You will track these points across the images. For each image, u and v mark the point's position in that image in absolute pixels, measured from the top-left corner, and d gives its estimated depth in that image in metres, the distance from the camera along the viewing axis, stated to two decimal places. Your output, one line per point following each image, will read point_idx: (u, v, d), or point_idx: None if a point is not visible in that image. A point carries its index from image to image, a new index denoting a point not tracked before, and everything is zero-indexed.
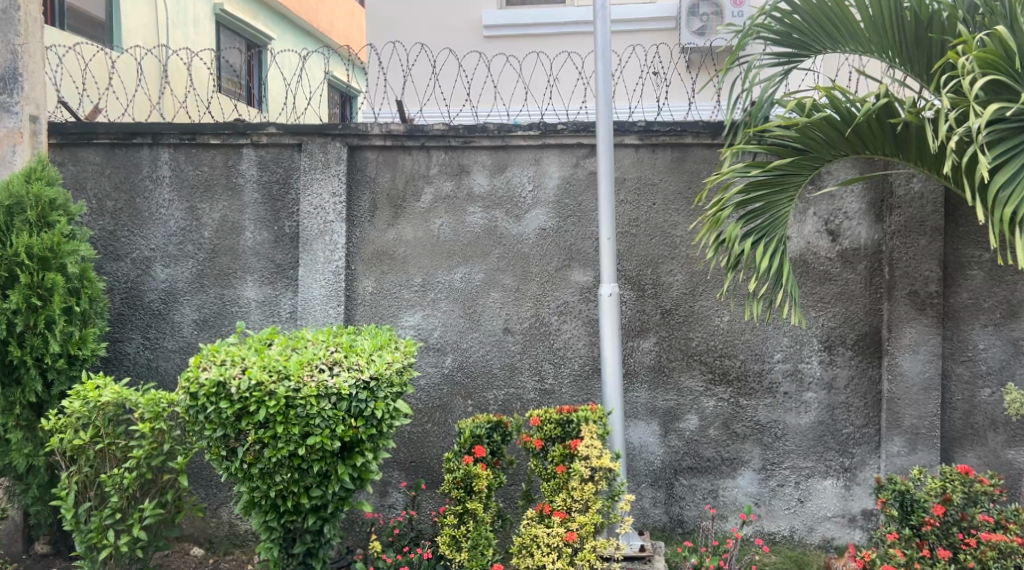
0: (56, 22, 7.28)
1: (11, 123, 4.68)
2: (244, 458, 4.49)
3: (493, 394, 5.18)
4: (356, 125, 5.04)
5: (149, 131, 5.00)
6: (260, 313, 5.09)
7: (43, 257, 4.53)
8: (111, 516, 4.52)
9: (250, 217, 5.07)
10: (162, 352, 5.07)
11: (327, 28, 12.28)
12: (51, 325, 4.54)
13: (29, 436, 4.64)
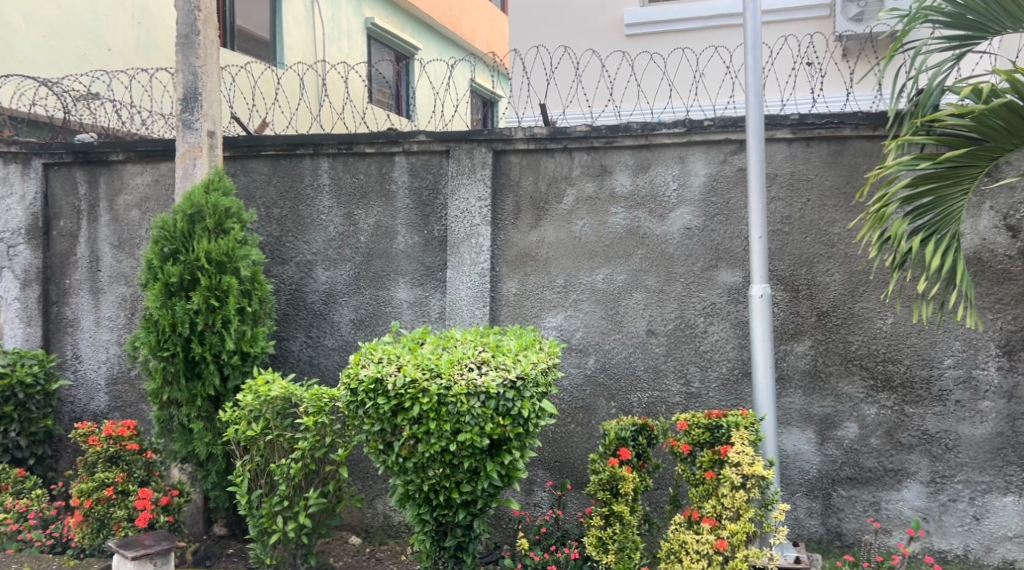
0: (228, 43, 8.57)
1: (192, 138, 5.09)
2: (400, 452, 4.68)
3: (637, 397, 5.16)
4: (501, 130, 5.15)
5: (310, 143, 5.31)
6: (411, 313, 5.30)
7: (220, 261, 4.92)
8: (279, 503, 4.85)
9: (402, 222, 5.30)
10: (323, 350, 5.37)
11: (469, 36, 12.61)
12: (227, 323, 4.92)
13: (209, 426, 5.02)
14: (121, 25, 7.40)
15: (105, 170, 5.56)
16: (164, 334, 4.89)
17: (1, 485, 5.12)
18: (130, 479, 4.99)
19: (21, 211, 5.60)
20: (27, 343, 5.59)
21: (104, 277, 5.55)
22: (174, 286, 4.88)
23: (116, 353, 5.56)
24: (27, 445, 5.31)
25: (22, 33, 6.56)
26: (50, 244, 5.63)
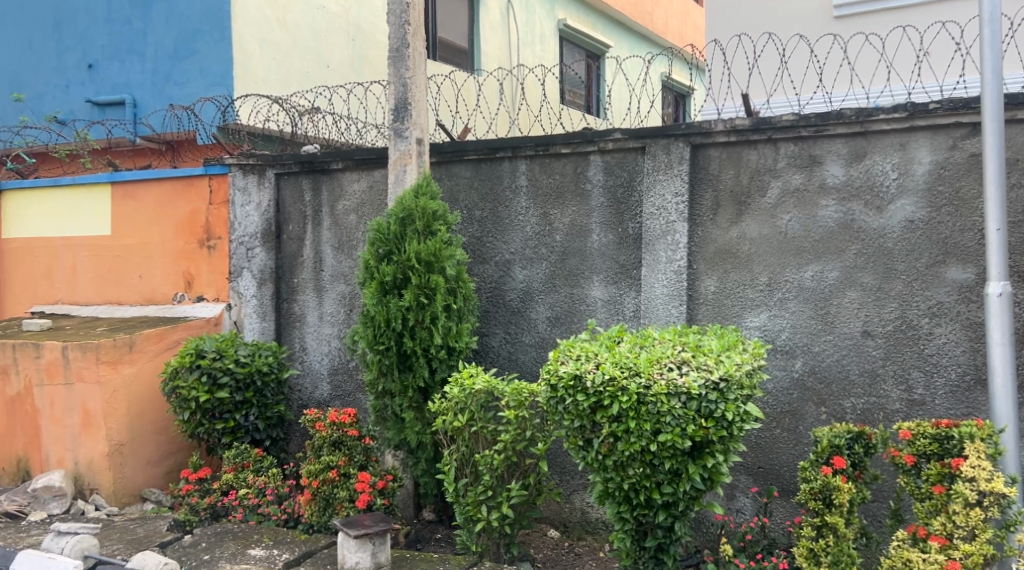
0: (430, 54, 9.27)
1: (402, 146, 5.41)
2: (600, 449, 4.64)
3: (851, 402, 4.83)
4: (701, 124, 5.01)
5: (510, 146, 5.46)
6: (606, 311, 5.32)
7: (429, 261, 5.18)
8: (483, 492, 5.02)
9: (597, 220, 5.32)
10: (521, 346, 5.52)
11: (661, 29, 12.68)
12: (435, 319, 5.16)
13: (418, 416, 5.29)
14: (338, 44, 8.48)
15: (327, 178, 6.12)
16: (379, 329, 5.21)
17: (243, 462, 5.75)
18: (351, 462, 5.41)
19: (257, 217, 6.31)
20: (263, 336, 6.34)
21: (326, 276, 6.15)
22: (389, 284, 5.20)
23: (336, 346, 6.15)
24: (264, 428, 5.94)
25: (258, 56, 7.62)
26: (281, 247, 6.32)
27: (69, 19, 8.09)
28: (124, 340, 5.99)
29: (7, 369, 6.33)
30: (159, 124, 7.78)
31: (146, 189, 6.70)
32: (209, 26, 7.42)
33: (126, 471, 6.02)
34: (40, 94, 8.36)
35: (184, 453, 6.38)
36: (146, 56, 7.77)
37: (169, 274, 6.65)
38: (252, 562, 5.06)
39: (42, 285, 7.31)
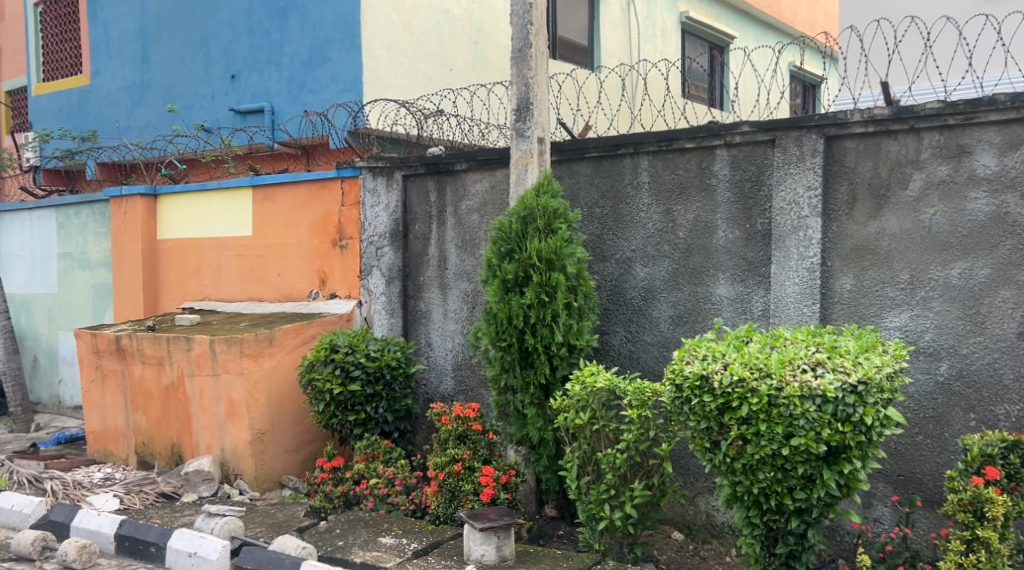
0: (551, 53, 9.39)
1: (524, 145, 5.46)
2: (728, 452, 4.47)
3: (1003, 409, 4.50)
4: (836, 114, 4.78)
5: (631, 142, 5.40)
6: (732, 310, 5.17)
7: (550, 259, 5.20)
8: (606, 491, 4.98)
9: (723, 216, 5.18)
10: (642, 344, 5.46)
11: (790, 18, 12.86)
12: (556, 317, 5.18)
13: (540, 413, 5.32)
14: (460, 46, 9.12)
15: (451, 179, 6.34)
16: (502, 326, 5.28)
17: (374, 453, 6.03)
18: (475, 456, 5.52)
19: (386, 217, 6.63)
20: (392, 331, 6.64)
21: (450, 274, 6.37)
22: (510, 282, 5.27)
23: (460, 342, 6.36)
24: (392, 420, 6.20)
25: (386, 61, 8.37)
26: (409, 246, 6.60)
27: (221, 36, 9.27)
28: (265, 335, 6.43)
29: (162, 361, 6.86)
30: (297, 128, 8.69)
31: (284, 193, 7.29)
32: (341, 35, 8.19)
33: (266, 459, 6.46)
34: (194, 104, 9.63)
35: (318, 443, 6.83)
36: (285, 65, 8.72)
37: (305, 272, 7.21)
38: (383, 549, 5.23)
39: (193, 282, 8.20)
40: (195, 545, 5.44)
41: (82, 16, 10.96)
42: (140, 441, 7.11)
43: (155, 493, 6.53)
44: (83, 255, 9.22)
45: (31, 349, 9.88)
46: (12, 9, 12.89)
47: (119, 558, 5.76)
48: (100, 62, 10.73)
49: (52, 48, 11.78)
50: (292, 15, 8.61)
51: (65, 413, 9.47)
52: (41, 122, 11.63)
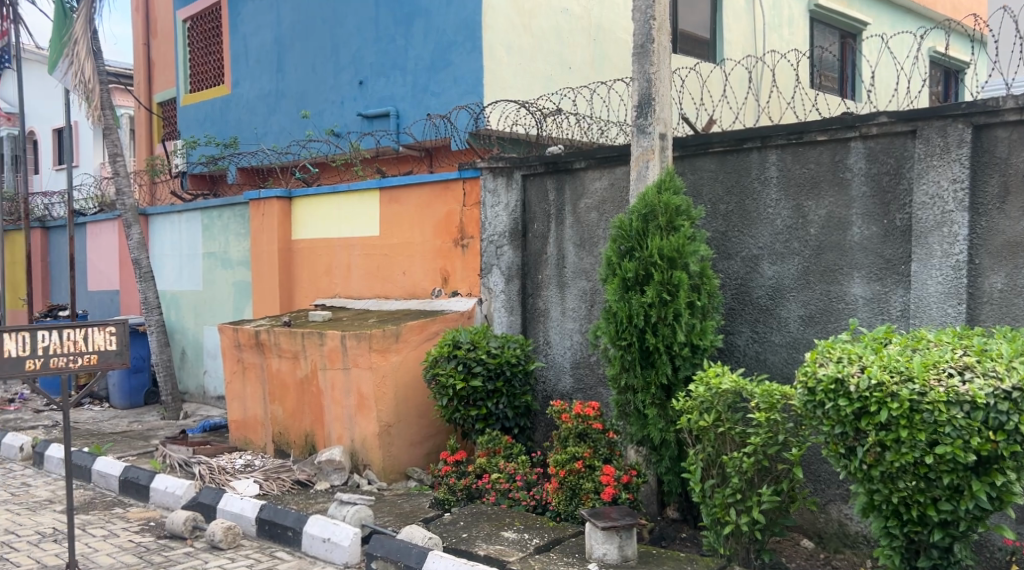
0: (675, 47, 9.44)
1: (645, 142, 5.38)
2: (864, 459, 4.15)
3: None
4: (985, 101, 4.44)
5: (758, 136, 5.22)
6: (868, 311, 4.91)
7: (671, 258, 5.10)
8: (732, 495, 4.78)
9: (858, 211, 4.93)
10: (770, 346, 5.27)
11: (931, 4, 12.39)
12: (678, 316, 5.07)
13: (662, 414, 5.23)
14: (580, 44, 9.27)
15: (570, 178, 6.36)
16: (622, 325, 5.24)
17: (495, 449, 6.12)
18: (595, 454, 5.50)
19: (505, 216, 6.75)
20: (511, 329, 6.75)
21: (569, 273, 6.39)
22: (631, 281, 5.21)
23: (578, 340, 6.36)
24: (513, 416, 6.29)
25: (506, 62, 8.54)
26: (528, 245, 6.70)
27: (349, 44, 9.80)
28: (392, 331, 6.65)
29: (297, 354, 7.21)
30: (420, 132, 9.02)
31: (410, 193, 7.64)
32: (463, 38, 8.46)
33: (394, 450, 6.68)
34: (325, 110, 10.20)
35: (441, 437, 7.03)
36: (408, 70, 9.11)
37: (429, 271, 7.54)
38: (506, 544, 5.28)
39: (325, 280, 8.65)
40: (329, 531, 5.68)
41: (224, 30, 11.78)
42: (276, 431, 7.50)
43: (291, 480, 6.86)
44: (226, 255, 9.79)
45: (180, 343, 10.59)
46: (164, 27, 13.86)
47: (259, 540, 6.08)
48: (241, 72, 11.53)
49: (197, 60, 12.61)
50: (417, 21, 8.97)
51: (209, 402, 10.10)
52: (188, 130, 12.50)
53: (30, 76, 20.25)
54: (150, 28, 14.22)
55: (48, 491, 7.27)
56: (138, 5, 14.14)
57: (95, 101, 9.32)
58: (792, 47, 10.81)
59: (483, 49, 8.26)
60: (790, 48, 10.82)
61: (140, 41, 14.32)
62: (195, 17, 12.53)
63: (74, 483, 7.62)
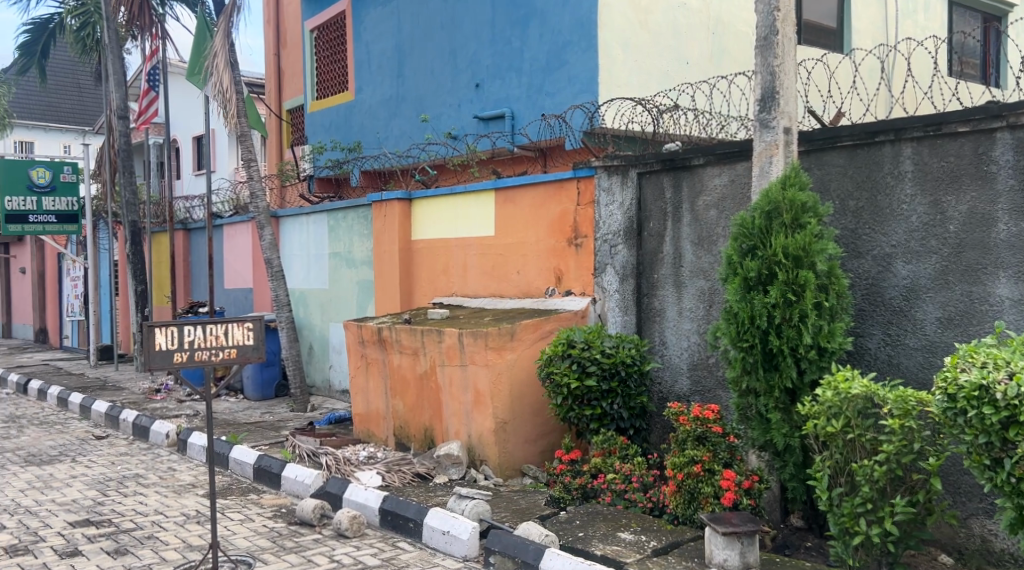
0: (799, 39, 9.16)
1: (768, 137, 5.22)
2: (1012, 471, 3.86)
3: None
4: None
5: (892, 127, 4.98)
6: (1016, 313, 4.57)
7: (797, 256, 4.92)
8: (862, 505, 4.53)
9: (1004, 207, 4.59)
10: (904, 349, 5.01)
11: None
12: (804, 317, 4.89)
13: (786, 418, 5.04)
14: (699, 39, 9.10)
15: (688, 174, 6.22)
16: (743, 326, 5.08)
17: (610, 449, 6.07)
18: (715, 459, 5.32)
19: (619, 215, 6.71)
20: (625, 329, 6.68)
21: (686, 272, 6.26)
22: (753, 280, 5.06)
23: (696, 341, 6.22)
24: (627, 417, 6.22)
25: (622, 60, 8.49)
26: (643, 244, 6.60)
27: (467, 49, 10.12)
28: (507, 329, 6.69)
29: (416, 351, 7.37)
30: (535, 132, 9.18)
31: (524, 193, 7.68)
32: (578, 38, 8.48)
33: (509, 447, 6.71)
34: (443, 113, 10.54)
35: (556, 435, 7.02)
36: (524, 71, 9.28)
37: (543, 270, 7.55)
38: (623, 545, 5.21)
39: (441, 280, 8.79)
40: (448, 523, 5.77)
41: (348, 38, 12.15)
42: (397, 424, 7.67)
43: (412, 473, 6.99)
44: (349, 254, 10.09)
45: (307, 338, 10.98)
46: (293, 38, 14.46)
47: (383, 530, 6.22)
48: (363, 79, 11.88)
49: (324, 69, 13.01)
50: (532, 23, 9.13)
51: (334, 396, 10.43)
52: (314, 136, 12.93)
53: (176, 88, 21.59)
54: (279, 40, 14.86)
55: (191, 476, 7.67)
56: (270, 18, 14.86)
57: (233, 109, 9.80)
58: (927, 34, 10.28)
59: (598, 48, 8.24)
60: (924, 35, 10.30)
61: (271, 52, 14.97)
62: (320, 26, 12.94)
63: (214, 469, 8.02)
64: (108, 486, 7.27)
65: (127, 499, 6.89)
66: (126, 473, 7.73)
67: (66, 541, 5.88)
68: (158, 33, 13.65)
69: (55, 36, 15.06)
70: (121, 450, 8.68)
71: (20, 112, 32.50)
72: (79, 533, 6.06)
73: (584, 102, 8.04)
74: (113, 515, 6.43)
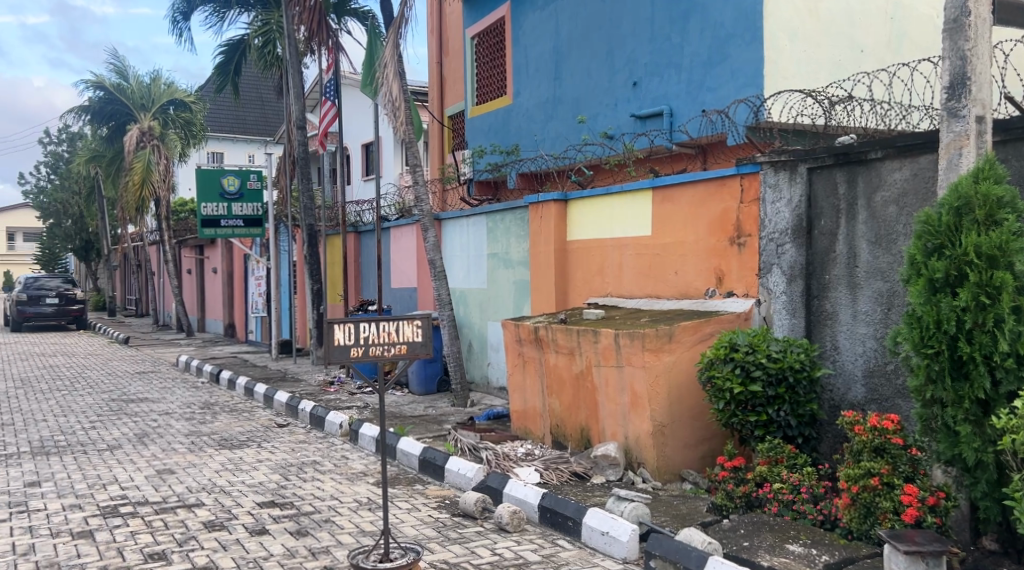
0: None
1: (958, 127, 4.85)
2: None
3: None
4: None
5: None
6: None
7: (992, 256, 4.51)
8: None
9: None
10: None
11: None
12: (1000, 323, 4.46)
13: (978, 432, 4.64)
14: (874, 25, 8.73)
15: (864, 169, 5.87)
16: (928, 331, 4.72)
17: (777, 458, 5.81)
18: (895, 472, 5.02)
19: (787, 212, 6.43)
20: (794, 332, 6.41)
21: (862, 272, 5.90)
22: (939, 282, 4.70)
23: (873, 347, 5.86)
24: (796, 424, 5.94)
25: (788, 51, 8.22)
26: (813, 243, 6.29)
27: (624, 48, 10.05)
28: (665, 330, 6.53)
29: (573, 351, 7.32)
30: (695, 129, 9.03)
31: (683, 192, 7.50)
32: (742, 31, 8.30)
33: (668, 451, 6.56)
34: (599, 113, 10.53)
35: (717, 440, 6.80)
36: (684, 67, 9.16)
37: (703, 270, 7.34)
38: (792, 557, 4.97)
39: (597, 280, 8.72)
40: (607, 524, 5.71)
41: (507, 43, 12.32)
42: (554, 423, 7.67)
43: (569, 472, 6.96)
44: (506, 255, 10.21)
45: (467, 336, 11.20)
46: (456, 45, 14.92)
47: (542, 527, 6.22)
48: (521, 82, 11.99)
49: (484, 74, 13.23)
50: (693, 18, 8.98)
51: (493, 393, 10.58)
52: (474, 140, 13.17)
53: (349, 99, 22.72)
54: (442, 48, 15.37)
55: (363, 464, 7.97)
56: (433, 27, 15.44)
57: (400, 120, 10.09)
58: None
59: (763, 40, 8.03)
60: None
61: (434, 60, 15.46)
62: (481, 33, 13.18)
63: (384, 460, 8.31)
64: (290, 471, 7.68)
65: (307, 484, 7.25)
66: (305, 459, 8.14)
67: (254, 520, 6.24)
68: (332, 45, 13.39)
69: (246, 54, 16.16)
70: (301, 438, 9.16)
71: (212, 125, 35.05)
72: (266, 513, 6.42)
73: (750, 96, 7.78)
74: (295, 498, 6.78)
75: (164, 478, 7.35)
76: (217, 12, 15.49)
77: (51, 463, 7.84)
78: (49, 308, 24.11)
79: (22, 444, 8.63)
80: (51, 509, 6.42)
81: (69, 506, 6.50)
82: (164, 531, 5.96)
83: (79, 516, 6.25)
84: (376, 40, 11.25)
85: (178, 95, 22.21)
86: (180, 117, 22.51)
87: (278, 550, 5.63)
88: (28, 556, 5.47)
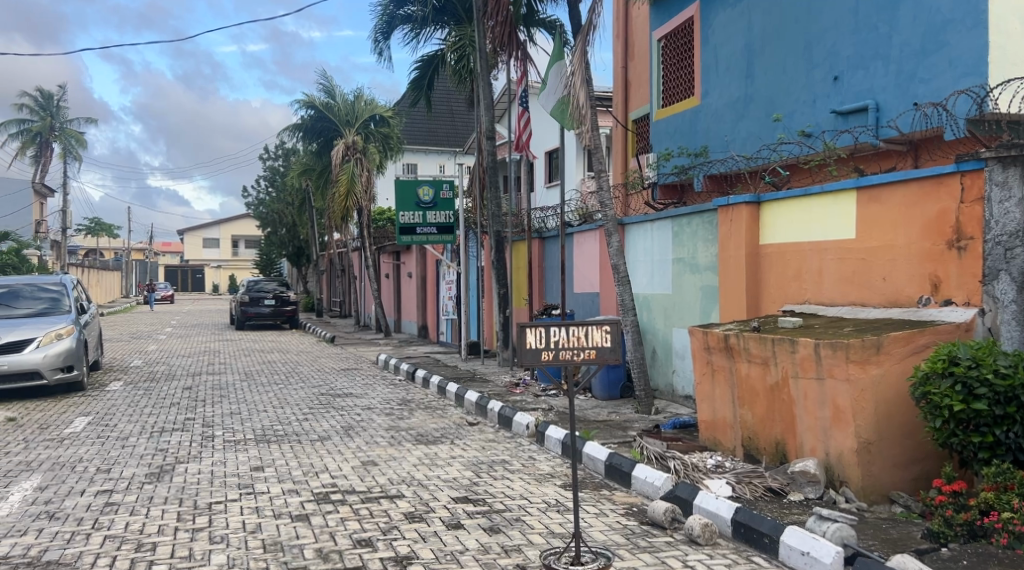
0: None
1: None
2: None
3: None
4: None
5: None
6: None
7: None
8: None
9: None
10: None
11: None
12: None
13: None
14: None
15: None
16: None
17: (1007, 484, 5.25)
18: None
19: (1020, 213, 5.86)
20: None
21: None
22: None
23: None
24: None
25: (1018, 35, 7.50)
26: None
27: (824, 41, 9.52)
28: (872, 341, 6.07)
29: (768, 361, 6.97)
30: (907, 123, 8.43)
31: (893, 192, 6.97)
32: (963, 15, 7.70)
33: (874, 470, 6.10)
34: (796, 111, 10.03)
35: (933, 462, 6.26)
36: (893, 58, 8.58)
37: (916, 276, 6.78)
38: None
39: (794, 286, 8.27)
40: (808, 544, 5.38)
41: (695, 43, 12.01)
42: (746, 435, 7.33)
43: (764, 487, 6.63)
44: (693, 260, 9.92)
45: (651, 342, 10.99)
46: (642, 48, 14.75)
47: (735, 543, 5.95)
48: (710, 82, 11.64)
49: (670, 76, 12.95)
50: (905, 4, 8.41)
51: (678, 401, 10.32)
52: (659, 144, 12.93)
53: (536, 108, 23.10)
54: (628, 51, 15.23)
55: (551, 466, 7.99)
56: (619, 31, 15.34)
57: (587, 126, 10.14)
58: None
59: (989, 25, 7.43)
60: None
61: (619, 64, 15.38)
62: (668, 35, 12.91)
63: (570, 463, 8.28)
64: (481, 469, 7.81)
65: (498, 482, 7.34)
66: (495, 458, 8.27)
67: (451, 514, 6.39)
68: (523, 56, 13.60)
69: (439, 69, 16.74)
70: (490, 437, 9.32)
71: (408, 138, 36.74)
72: (461, 508, 6.55)
73: (973, 87, 7.15)
74: (488, 496, 6.88)
75: (368, 469, 7.69)
76: (416, 30, 16.19)
77: (271, 450, 8.41)
78: (267, 308, 26.03)
79: (247, 431, 9.31)
80: (273, 493, 6.86)
81: (288, 491, 6.93)
82: (370, 519, 6.22)
83: (297, 501, 6.64)
84: (561, 49, 11.43)
85: (378, 110, 23.38)
86: (380, 131, 23.75)
87: (473, 545, 5.72)
88: (255, 534, 5.87)
